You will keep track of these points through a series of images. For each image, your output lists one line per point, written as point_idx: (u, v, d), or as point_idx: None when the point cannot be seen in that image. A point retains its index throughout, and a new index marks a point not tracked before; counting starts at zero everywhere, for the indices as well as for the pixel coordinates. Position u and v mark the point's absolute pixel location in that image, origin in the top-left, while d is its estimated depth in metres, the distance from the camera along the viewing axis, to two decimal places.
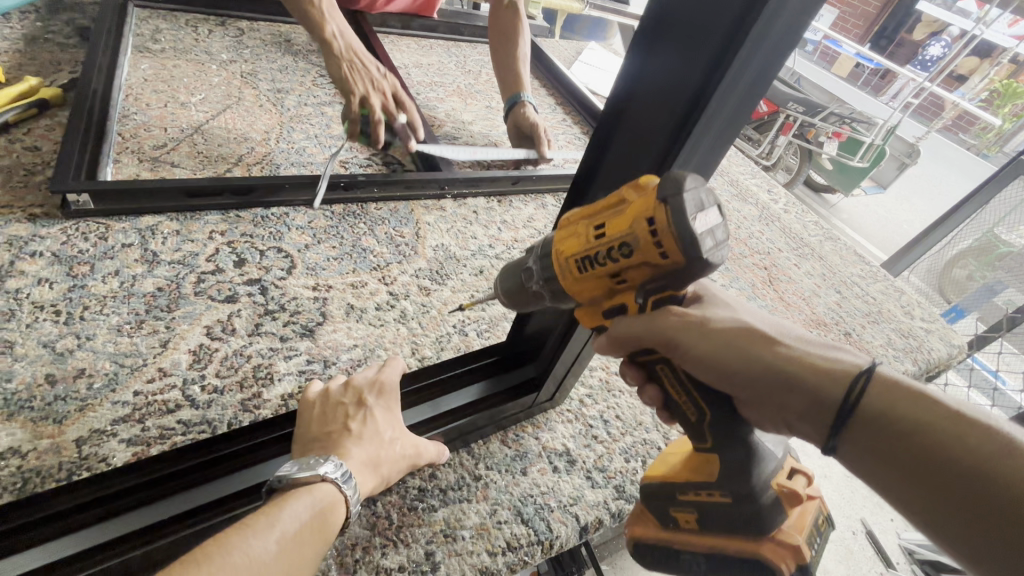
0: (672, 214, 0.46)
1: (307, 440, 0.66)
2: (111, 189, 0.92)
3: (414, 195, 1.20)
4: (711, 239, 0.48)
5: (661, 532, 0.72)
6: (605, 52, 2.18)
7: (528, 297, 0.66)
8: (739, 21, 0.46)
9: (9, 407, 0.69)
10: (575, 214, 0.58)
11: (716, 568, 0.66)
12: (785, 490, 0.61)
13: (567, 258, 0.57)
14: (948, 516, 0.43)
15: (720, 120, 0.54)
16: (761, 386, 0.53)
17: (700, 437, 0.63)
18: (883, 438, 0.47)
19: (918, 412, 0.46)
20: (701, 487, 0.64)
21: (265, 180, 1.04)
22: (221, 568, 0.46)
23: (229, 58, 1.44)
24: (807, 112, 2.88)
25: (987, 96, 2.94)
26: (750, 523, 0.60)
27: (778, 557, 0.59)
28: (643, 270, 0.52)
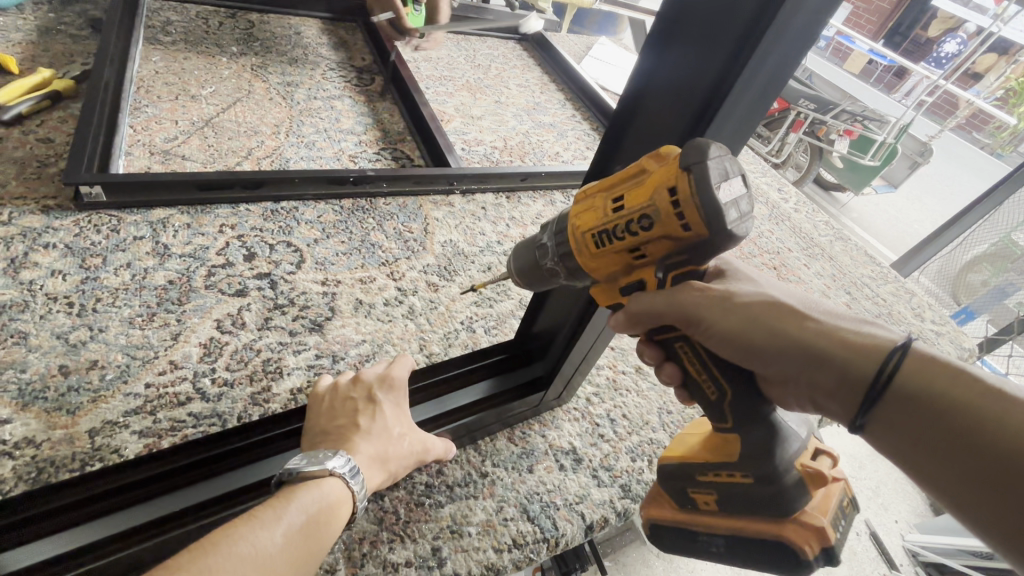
0: (696, 183, 0.46)
1: (315, 434, 0.66)
2: (123, 182, 0.92)
3: (423, 191, 1.20)
4: (735, 209, 0.48)
5: (677, 513, 0.67)
6: (615, 47, 2.16)
7: (543, 277, 0.64)
8: (757, 15, 0.45)
9: (23, 397, 0.70)
10: (590, 188, 0.57)
11: (737, 552, 0.61)
12: (808, 470, 0.56)
13: (584, 233, 0.56)
14: (982, 498, 0.40)
15: (736, 118, 0.53)
16: (784, 363, 0.52)
17: (720, 417, 0.60)
18: (917, 415, 0.45)
19: (957, 390, 0.43)
20: (720, 467, 0.61)
21: (274, 174, 1.04)
22: (228, 558, 0.46)
23: (239, 51, 1.44)
24: (819, 109, 2.88)
25: (1002, 95, 2.88)
26: (774, 503, 0.56)
27: (804, 540, 0.55)
28: (664, 243, 0.51)
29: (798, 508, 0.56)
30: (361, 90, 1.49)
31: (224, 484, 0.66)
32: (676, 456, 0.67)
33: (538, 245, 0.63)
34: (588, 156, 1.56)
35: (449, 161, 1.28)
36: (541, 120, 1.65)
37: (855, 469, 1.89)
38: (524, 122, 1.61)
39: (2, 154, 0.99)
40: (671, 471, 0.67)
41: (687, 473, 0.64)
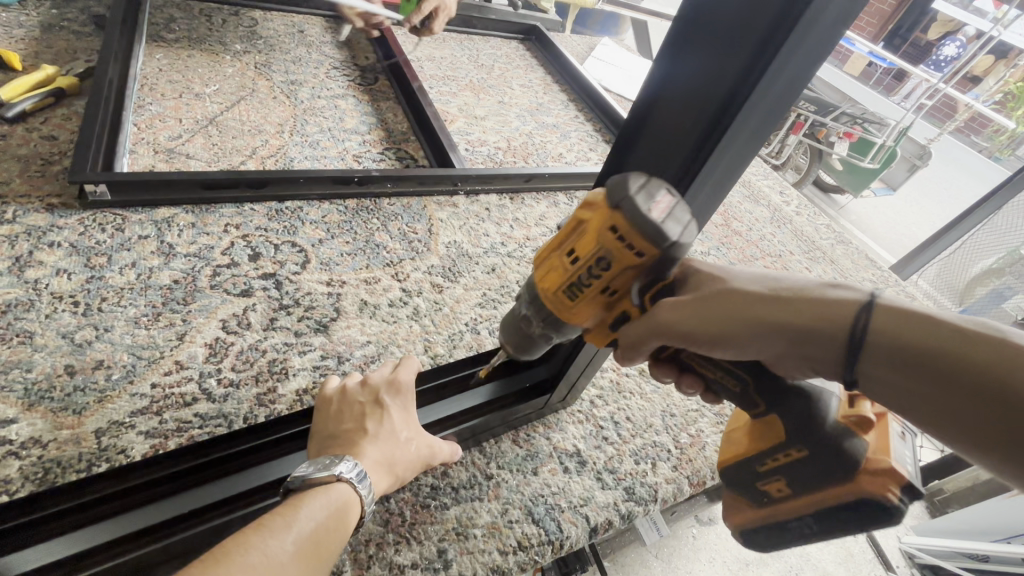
0: (630, 215, 0.48)
1: (323, 439, 0.66)
2: (128, 181, 0.92)
3: (427, 191, 1.20)
4: (677, 222, 0.49)
5: (761, 512, 0.64)
6: (618, 48, 2.16)
7: (535, 341, 0.67)
8: (780, 20, 0.46)
9: (29, 397, 0.70)
10: (543, 251, 0.60)
11: (833, 529, 0.57)
12: (851, 420, 0.55)
13: (552, 294, 0.58)
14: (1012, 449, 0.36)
15: (753, 124, 0.54)
16: (769, 347, 0.49)
17: (751, 403, 0.60)
18: (910, 374, 0.41)
19: (946, 336, 0.40)
20: (776, 450, 0.60)
21: (279, 173, 1.04)
22: (240, 567, 0.46)
23: (243, 49, 1.44)
24: (818, 111, 2.91)
25: (1001, 99, 2.88)
26: (833, 465, 0.54)
27: (883, 488, 0.51)
28: (627, 276, 0.53)
29: (858, 459, 0.53)
30: (364, 89, 1.48)
31: (233, 486, 0.66)
32: (729, 454, 0.67)
33: (518, 319, 0.67)
34: (591, 157, 1.56)
35: (453, 161, 1.28)
36: (544, 121, 1.65)
37: None
38: (527, 123, 1.61)
39: (6, 151, 0.98)
40: (733, 471, 0.66)
41: (749, 467, 0.64)
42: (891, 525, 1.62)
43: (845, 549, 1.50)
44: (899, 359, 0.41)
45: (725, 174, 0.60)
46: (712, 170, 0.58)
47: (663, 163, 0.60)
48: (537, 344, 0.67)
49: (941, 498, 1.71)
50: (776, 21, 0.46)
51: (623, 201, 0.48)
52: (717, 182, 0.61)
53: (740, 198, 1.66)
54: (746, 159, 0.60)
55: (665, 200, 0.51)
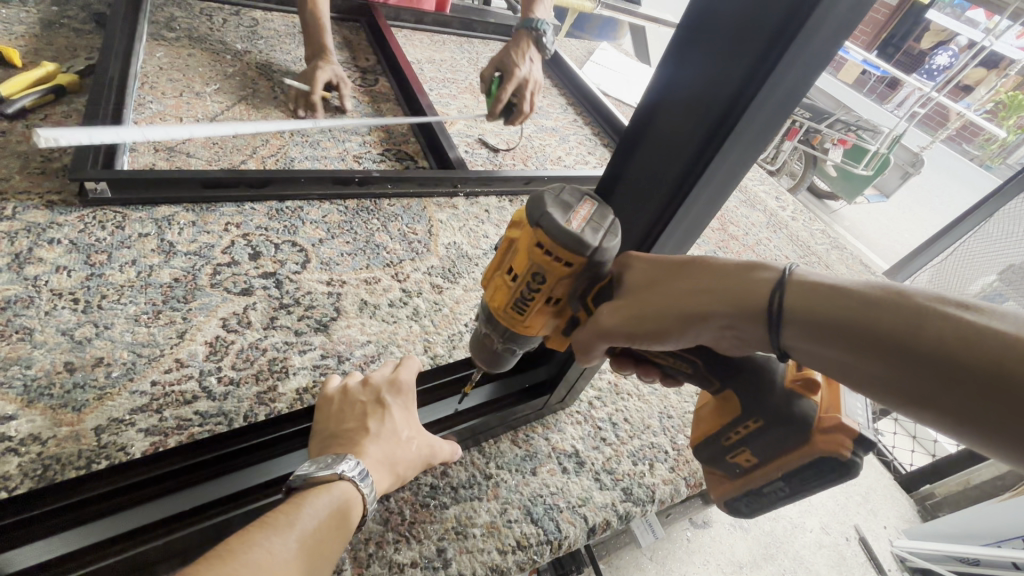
0: (549, 231, 0.52)
1: (325, 437, 0.66)
2: (128, 179, 0.92)
3: (426, 193, 1.21)
4: (596, 228, 0.53)
5: (736, 481, 0.67)
6: (617, 53, 2.17)
7: (501, 356, 0.69)
8: (784, 25, 0.46)
9: (29, 394, 0.70)
10: (489, 273, 0.64)
11: (800, 488, 0.60)
12: (799, 383, 0.58)
13: (502, 311, 0.61)
14: (946, 397, 0.38)
15: (755, 129, 0.54)
16: (708, 332, 0.52)
17: (706, 380, 0.62)
18: (844, 338, 0.43)
19: (858, 298, 0.43)
20: (736, 424, 0.62)
21: (280, 173, 1.04)
22: (245, 564, 0.46)
23: (244, 49, 1.44)
24: (813, 118, 2.88)
25: (992, 107, 2.90)
26: (790, 428, 0.57)
27: (836, 443, 0.54)
28: (564, 285, 0.56)
29: (810, 418, 0.56)
30: (364, 90, 1.49)
31: (234, 483, 0.67)
32: (696, 431, 0.69)
33: (480, 336, 0.70)
34: (589, 161, 1.57)
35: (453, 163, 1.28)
36: (544, 124, 1.66)
37: None
38: (526, 126, 1.62)
39: (6, 148, 0.98)
40: (702, 448, 0.68)
41: (717, 443, 0.66)
42: (883, 529, 1.60)
43: (838, 552, 1.51)
44: (821, 330, 0.44)
45: (729, 176, 0.61)
46: (713, 175, 0.59)
47: (664, 167, 0.61)
48: (504, 358, 0.69)
49: (933, 502, 1.72)
50: (781, 26, 0.46)
51: (542, 218, 0.52)
52: (718, 186, 0.62)
53: (737, 203, 1.68)
54: (750, 162, 0.60)
55: (583, 210, 0.55)
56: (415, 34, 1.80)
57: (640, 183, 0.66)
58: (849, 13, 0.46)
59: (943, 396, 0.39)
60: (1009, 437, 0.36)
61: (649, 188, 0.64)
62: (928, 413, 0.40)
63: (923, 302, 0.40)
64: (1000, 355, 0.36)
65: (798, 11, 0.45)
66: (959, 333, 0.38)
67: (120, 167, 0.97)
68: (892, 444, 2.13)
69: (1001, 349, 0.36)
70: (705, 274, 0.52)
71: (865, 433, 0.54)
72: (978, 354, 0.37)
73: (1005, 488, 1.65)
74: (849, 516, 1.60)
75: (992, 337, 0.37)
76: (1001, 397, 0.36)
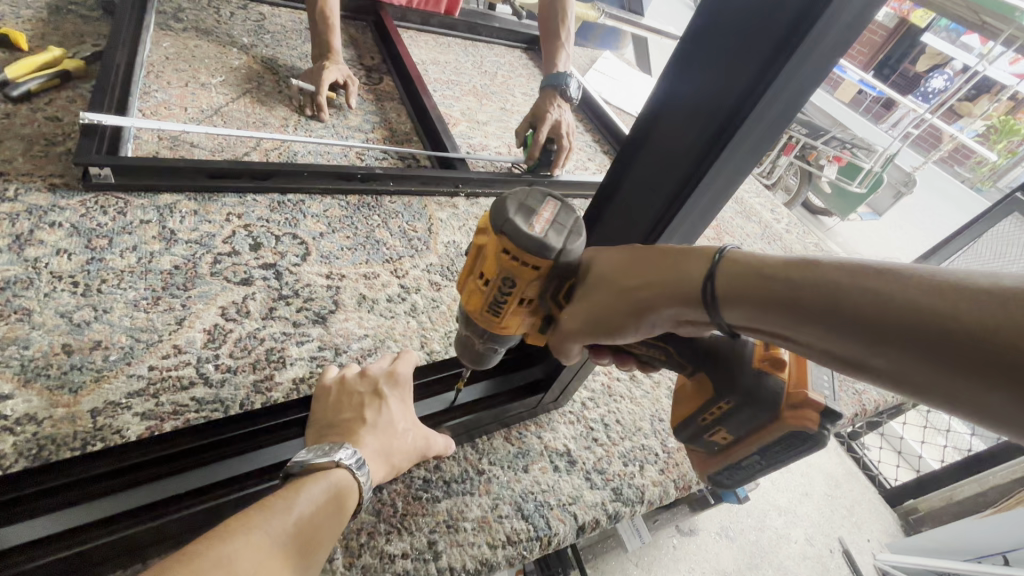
0: (514, 237, 0.53)
1: (323, 427, 0.67)
2: (133, 164, 0.93)
3: (428, 191, 1.22)
4: (559, 230, 0.55)
5: (716, 459, 0.69)
6: (619, 62, 2.20)
7: (485, 354, 0.69)
8: (783, 44, 0.48)
9: (26, 373, 0.70)
10: (462, 278, 0.65)
11: (776, 459, 0.62)
12: (766, 362, 0.59)
13: (479, 314, 0.62)
14: (894, 360, 0.38)
15: (747, 146, 0.57)
16: (661, 321, 0.52)
17: (680, 365, 0.63)
18: (785, 313, 0.43)
19: (783, 278, 0.43)
20: (709, 406, 0.63)
21: (284, 166, 1.05)
22: (243, 547, 0.47)
23: (250, 42, 1.45)
24: (810, 134, 2.97)
25: (984, 130, 2.95)
26: (759, 406, 0.58)
27: (802, 419, 0.55)
28: (534, 287, 0.57)
29: (778, 393, 0.58)
30: (369, 88, 1.50)
31: (226, 470, 0.67)
32: (673, 414, 0.70)
33: (463, 338, 0.70)
34: (589, 167, 1.59)
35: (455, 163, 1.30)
36: None
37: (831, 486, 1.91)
38: None
39: (10, 130, 0.98)
40: (680, 431, 0.69)
41: (694, 424, 0.67)
42: (867, 542, 1.76)
43: (822, 564, 1.65)
44: (764, 308, 0.44)
45: (726, 186, 0.63)
46: (706, 190, 0.61)
47: (659, 180, 0.64)
48: (489, 356, 0.70)
49: (916, 517, 1.83)
50: (776, 49, 0.49)
51: (506, 225, 0.53)
52: (710, 200, 0.64)
53: (732, 214, 1.70)
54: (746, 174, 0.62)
55: (546, 213, 0.55)
56: (420, 35, 1.81)
57: (637, 195, 0.68)
58: (840, 40, 0.49)
59: (874, 360, 0.40)
60: (940, 395, 0.37)
61: (648, 197, 0.66)
62: (881, 376, 0.40)
63: (844, 274, 0.40)
64: (915, 319, 0.36)
65: (793, 36, 0.47)
66: (878, 303, 0.38)
67: (124, 153, 0.98)
68: (877, 458, 2.16)
69: (916, 312, 0.36)
70: (651, 262, 0.52)
71: (832, 406, 0.54)
72: (895, 320, 0.37)
73: (987, 505, 1.68)
74: (834, 528, 1.74)
75: (909, 300, 0.37)
76: (923, 359, 0.36)
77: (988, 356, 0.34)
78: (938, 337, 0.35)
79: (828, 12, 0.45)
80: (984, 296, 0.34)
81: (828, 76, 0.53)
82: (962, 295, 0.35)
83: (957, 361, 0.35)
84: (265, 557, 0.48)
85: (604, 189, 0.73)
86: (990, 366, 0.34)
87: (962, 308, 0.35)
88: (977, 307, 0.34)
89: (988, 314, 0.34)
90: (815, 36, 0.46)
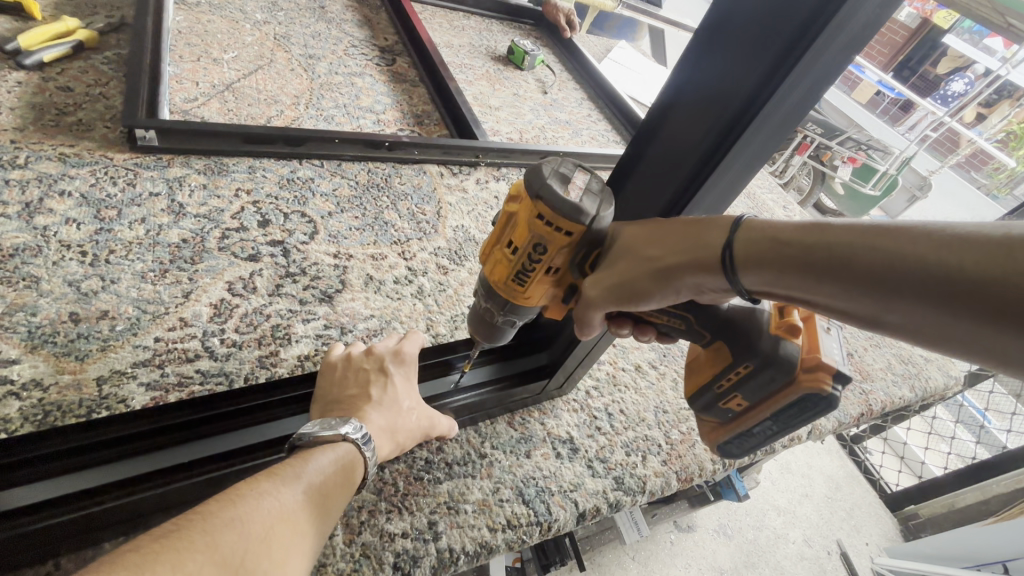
0: (550, 201, 0.52)
1: (328, 402, 0.68)
2: (178, 128, 0.96)
3: (449, 161, 1.25)
4: (592, 198, 0.54)
5: (728, 427, 0.68)
6: (635, 52, 2.16)
7: (500, 328, 0.69)
8: (800, 35, 0.47)
9: (33, 340, 0.70)
10: (487, 247, 0.64)
11: (787, 425, 0.62)
12: (783, 329, 0.59)
13: (503, 284, 0.62)
14: (905, 311, 0.40)
15: (758, 142, 0.56)
16: (685, 288, 0.53)
17: (699, 334, 0.63)
18: (800, 273, 0.45)
19: (798, 243, 0.45)
20: (727, 371, 0.63)
21: (318, 132, 1.07)
22: (257, 508, 0.47)
23: (263, 19, 1.44)
24: (825, 134, 2.91)
25: (1003, 137, 2.88)
26: (777, 368, 0.58)
27: (817, 381, 0.55)
28: (563, 255, 0.57)
29: (795, 357, 0.57)
30: (382, 69, 1.48)
31: (226, 443, 0.67)
32: (689, 383, 0.69)
33: (479, 310, 0.70)
34: None
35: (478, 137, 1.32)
36: (557, 116, 1.65)
37: (832, 489, 1.95)
38: (540, 117, 1.61)
39: (21, 98, 0.98)
40: (696, 397, 0.68)
41: (710, 391, 0.66)
42: (865, 545, 1.81)
43: (818, 565, 1.71)
44: (780, 271, 0.46)
45: (738, 177, 0.61)
46: (717, 180, 0.60)
47: (666, 175, 0.63)
48: (503, 331, 0.70)
49: (916, 522, 1.86)
50: (794, 39, 0.47)
51: (542, 189, 0.52)
52: (718, 196, 0.63)
53: (745, 209, 1.65)
54: (757, 165, 0.61)
55: (579, 180, 0.55)
56: (433, 18, 1.80)
57: (646, 185, 0.67)
58: (855, 34, 0.48)
59: (887, 313, 0.41)
60: (949, 342, 0.39)
61: (656, 187, 0.65)
62: (893, 326, 0.42)
63: (855, 236, 0.42)
64: (924, 272, 0.39)
65: (810, 27, 0.46)
66: (888, 259, 0.40)
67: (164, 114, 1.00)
68: (879, 463, 2.15)
69: (924, 264, 0.39)
70: (676, 232, 0.53)
71: (842, 369, 0.55)
72: (906, 274, 0.39)
73: (988, 513, 1.67)
74: (832, 531, 1.80)
75: (917, 255, 0.39)
76: (933, 307, 0.38)
77: (993, 299, 0.35)
78: (945, 287, 0.38)
79: (846, 4, 0.44)
80: (984, 246, 0.36)
81: (843, 72, 0.51)
82: (965, 246, 0.37)
83: (962, 306, 0.37)
84: (280, 521, 0.48)
85: (614, 179, 0.72)
86: (994, 309, 0.36)
87: (964, 258, 0.37)
88: (979, 256, 0.36)
89: (990, 261, 0.36)
90: (832, 29, 0.45)
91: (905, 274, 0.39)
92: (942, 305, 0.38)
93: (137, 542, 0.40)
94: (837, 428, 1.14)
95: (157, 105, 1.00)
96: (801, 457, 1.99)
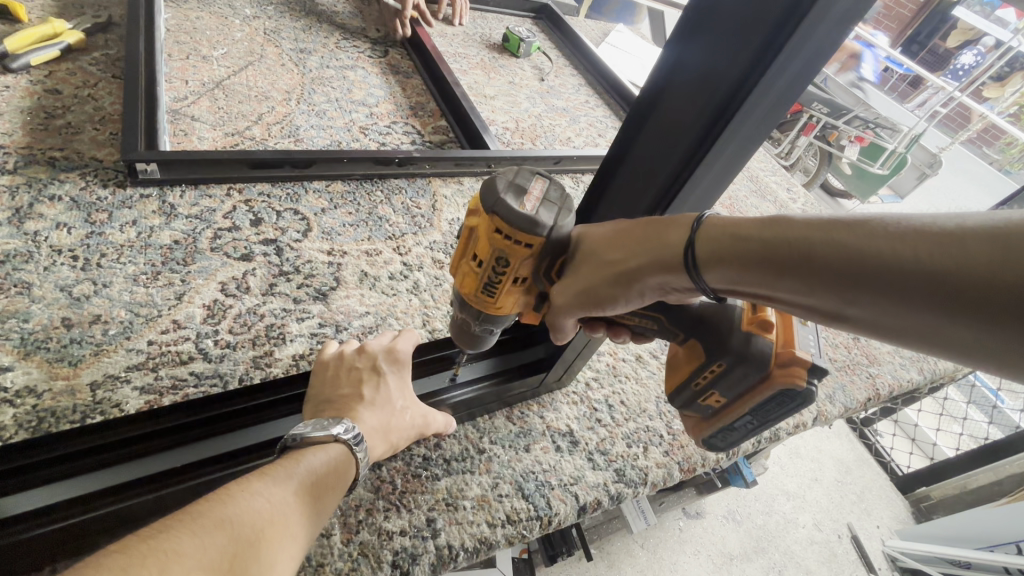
0: (505, 216, 0.51)
1: (320, 403, 0.67)
2: (178, 159, 0.92)
3: (462, 172, 1.20)
4: (550, 207, 0.53)
5: (710, 421, 0.67)
6: (633, 35, 2.11)
7: (481, 337, 0.67)
8: (793, 8, 0.45)
9: (25, 346, 0.70)
10: (455, 259, 0.62)
11: (768, 417, 0.60)
12: (755, 325, 0.57)
13: (473, 296, 0.60)
14: (865, 306, 0.39)
15: (753, 121, 0.54)
16: (649, 289, 0.52)
17: (672, 334, 0.62)
18: (762, 270, 0.43)
19: (758, 239, 0.43)
20: (702, 369, 0.61)
21: (322, 154, 1.03)
22: (245, 509, 0.46)
23: (252, 14, 1.42)
24: (831, 113, 2.84)
25: (1016, 110, 2.79)
26: (751, 365, 0.56)
27: (792, 376, 0.54)
28: (528, 265, 0.55)
29: (769, 354, 0.56)
30: (375, 61, 1.46)
31: (219, 446, 0.66)
32: (666, 380, 0.67)
33: (457, 319, 0.68)
34: (600, 143, 1.54)
35: (486, 142, 1.27)
36: (555, 104, 1.62)
37: (841, 473, 1.94)
38: (537, 106, 1.59)
39: (9, 103, 0.97)
40: (674, 396, 0.67)
41: (687, 389, 0.65)
42: (876, 528, 1.79)
43: (829, 549, 1.71)
44: (741, 269, 0.45)
45: (736, 156, 0.59)
46: (714, 161, 0.58)
47: (655, 164, 0.61)
48: (484, 339, 0.68)
49: (927, 504, 1.84)
50: (788, 13, 0.45)
51: (496, 204, 0.51)
52: (714, 178, 0.61)
53: (748, 193, 1.61)
54: (755, 143, 0.59)
55: (536, 189, 0.54)
56: None
57: (640, 171, 0.64)
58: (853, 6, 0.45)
59: (849, 307, 0.41)
60: (908, 336, 0.39)
61: (650, 172, 0.63)
62: (854, 320, 0.41)
63: (814, 230, 0.41)
64: (883, 266, 0.38)
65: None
66: (848, 254, 0.39)
67: (165, 146, 0.96)
68: (890, 445, 2.13)
69: (882, 258, 0.38)
70: (635, 233, 0.52)
71: (818, 362, 0.53)
72: (866, 269, 0.38)
73: (1002, 494, 1.64)
74: (843, 514, 1.80)
75: (875, 250, 0.38)
76: (894, 301, 0.38)
77: (952, 290, 0.35)
78: (905, 280, 0.37)
79: None
80: (939, 238, 0.36)
81: (837, 50, 0.50)
82: (921, 239, 0.37)
83: (923, 297, 0.36)
84: (269, 523, 0.47)
85: (605, 166, 0.69)
86: (952, 301, 0.35)
87: (919, 251, 0.36)
88: (935, 248, 0.36)
89: (946, 253, 0.35)
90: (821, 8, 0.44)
91: (865, 269, 0.38)
92: (901, 299, 0.37)
93: (125, 541, 0.39)
94: (845, 412, 1.12)
95: (156, 138, 0.96)
96: (810, 441, 1.99)
